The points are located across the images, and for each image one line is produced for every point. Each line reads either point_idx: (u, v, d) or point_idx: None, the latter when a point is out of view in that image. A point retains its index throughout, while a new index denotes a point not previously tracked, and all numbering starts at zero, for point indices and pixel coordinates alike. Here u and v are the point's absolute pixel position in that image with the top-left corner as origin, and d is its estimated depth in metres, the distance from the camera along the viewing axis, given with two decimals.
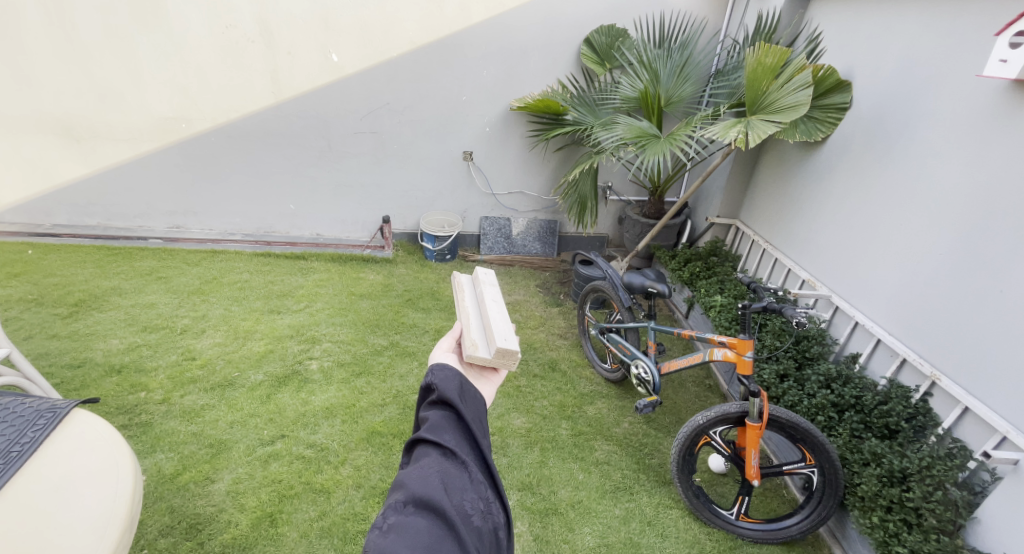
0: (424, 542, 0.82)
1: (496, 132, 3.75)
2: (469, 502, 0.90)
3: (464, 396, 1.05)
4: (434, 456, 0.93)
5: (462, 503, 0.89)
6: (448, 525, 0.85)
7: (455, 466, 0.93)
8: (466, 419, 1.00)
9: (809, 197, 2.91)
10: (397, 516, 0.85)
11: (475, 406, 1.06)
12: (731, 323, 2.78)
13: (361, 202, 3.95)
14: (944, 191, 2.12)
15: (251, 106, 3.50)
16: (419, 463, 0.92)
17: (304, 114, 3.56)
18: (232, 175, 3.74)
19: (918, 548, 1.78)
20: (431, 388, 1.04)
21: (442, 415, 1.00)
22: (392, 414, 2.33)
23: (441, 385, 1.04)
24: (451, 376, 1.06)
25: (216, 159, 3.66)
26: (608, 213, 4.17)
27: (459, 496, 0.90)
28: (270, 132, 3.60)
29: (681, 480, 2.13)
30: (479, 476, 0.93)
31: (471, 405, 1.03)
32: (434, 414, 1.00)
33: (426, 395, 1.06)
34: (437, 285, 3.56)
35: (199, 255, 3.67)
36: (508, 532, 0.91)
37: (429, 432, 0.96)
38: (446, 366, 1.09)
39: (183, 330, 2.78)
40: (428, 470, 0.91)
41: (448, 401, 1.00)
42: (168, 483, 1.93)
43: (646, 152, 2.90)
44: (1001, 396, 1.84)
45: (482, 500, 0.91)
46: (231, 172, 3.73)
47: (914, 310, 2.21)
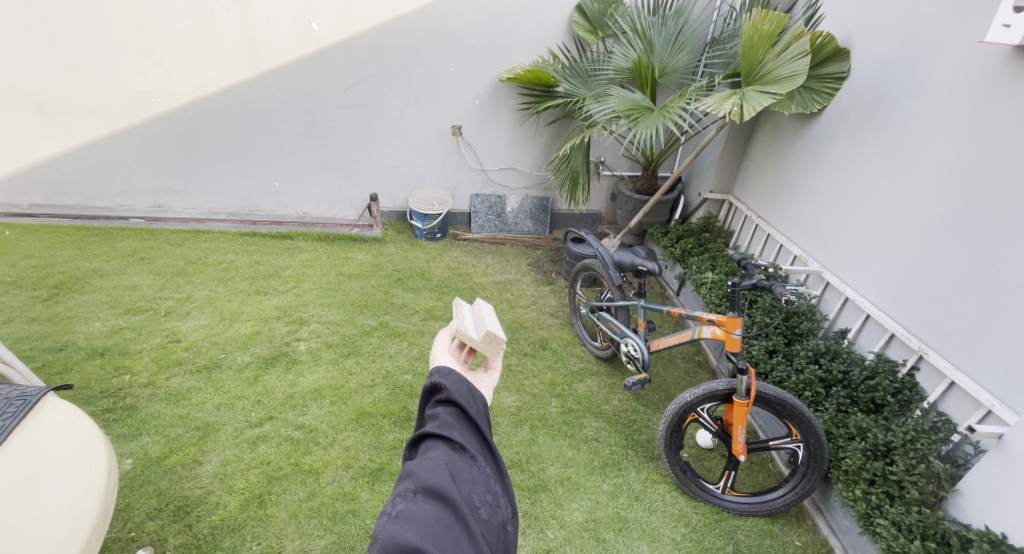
0: (433, 529, 0.83)
1: (486, 105, 3.67)
2: (478, 494, 0.91)
3: (471, 395, 1.05)
4: (443, 449, 0.94)
5: (470, 495, 0.90)
6: (458, 514, 0.86)
7: (464, 460, 0.93)
8: (475, 416, 1.01)
9: (803, 172, 2.88)
10: (406, 503, 0.86)
11: (483, 405, 1.07)
12: (721, 299, 2.79)
13: (348, 180, 3.87)
14: (939, 167, 2.10)
15: (229, 79, 3.39)
16: (430, 456, 0.92)
17: (286, 86, 3.45)
18: (213, 151, 3.65)
19: (900, 519, 1.81)
20: (439, 386, 1.04)
21: (451, 412, 1.00)
22: (382, 394, 2.32)
23: (450, 383, 1.05)
24: (459, 376, 1.06)
25: (196, 135, 3.57)
26: (601, 188, 4.12)
27: (468, 488, 0.90)
28: (251, 106, 3.50)
29: (668, 456, 2.15)
30: (488, 471, 0.95)
31: (480, 403, 1.03)
32: (443, 411, 1.00)
33: (432, 394, 1.06)
34: (427, 265, 3.53)
35: (184, 235, 3.61)
36: (515, 526, 0.92)
37: (439, 426, 0.97)
38: (453, 369, 1.08)
39: (167, 312, 2.75)
40: (437, 461, 0.91)
41: (457, 399, 1.01)
42: (155, 466, 1.93)
43: (639, 125, 2.84)
44: (988, 370, 1.86)
45: (490, 494, 0.92)
46: (213, 148, 3.64)
47: (907, 286, 2.21)
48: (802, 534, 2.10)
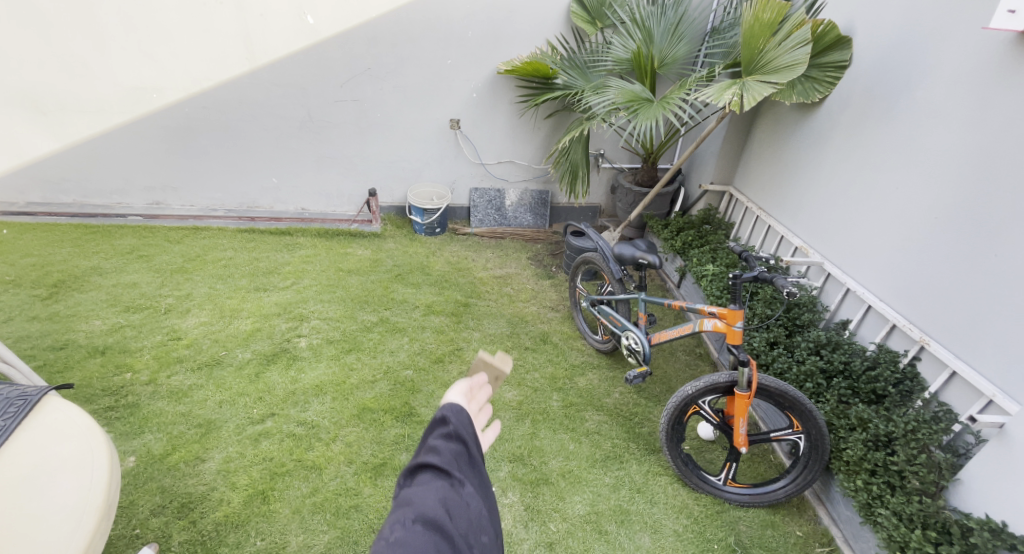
0: None
1: (484, 98, 3.64)
2: (472, 534, 0.93)
3: (471, 433, 1.05)
4: (440, 483, 0.95)
5: (466, 533, 0.92)
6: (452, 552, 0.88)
7: (460, 496, 0.95)
8: (472, 454, 1.02)
9: (803, 163, 2.86)
10: (404, 530, 0.87)
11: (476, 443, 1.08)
12: (722, 292, 2.78)
13: (347, 175, 3.86)
14: (941, 156, 2.09)
15: (224, 74, 3.37)
16: (429, 487, 0.94)
17: (282, 81, 3.43)
18: (210, 147, 3.63)
19: (901, 509, 1.81)
20: (443, 418, 1.03)
21: (452, 448, 1.01)
22: (383, 390, 2.33)
23: (454, 419, 1.03)
24: (466, 416, 1.05)
25: (193, 131, 3.55)
26: (600, 181, 4.10)
27: (463, 527, 0.92)
28: (247, 101, 3.48)
29: (670, 448, 2.16)
30: (482, 509, 0.96)
31: (478, 443, 1.04)
32: (443, 445, 1.01)
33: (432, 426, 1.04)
34: (427, 260, 3.52)
35: (182, 232, 3.60)
36: None
37: (440, 461, 0.98)
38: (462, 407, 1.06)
39: (167, 309, 2.75)
40: (434, 494, 0.93)
41: (460, 435, 1.01)
42: (158, 464, 1.93)
43: (638, 117, 2.83)
44: (990, 359, 1.86)
45: (481, 534, 0.94)
46: (210, 144, 3.62)
47: (908, 276, 2.21)
48: (803, 524, 2.11)
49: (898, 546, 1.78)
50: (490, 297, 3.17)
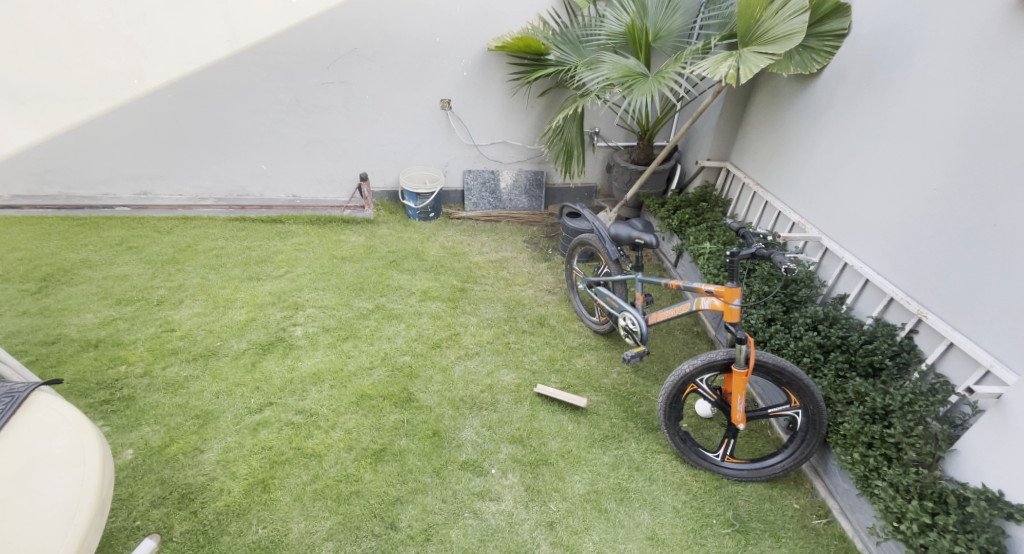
0: None
1: (475, 77, 3.57)
2: None
3: None
4: None
5: None
6: None
7: None
8: None
9: (800, 137, 2.84)
10: None
11: None
12: (719, 270, 2.78)
13: (338, 160, 3.80)
14: (941, 126, 2.06)
15: (207, 58, 3.29)
16: None
17: (266, 63, 3.35)
18: (197, 134, 3.56)
19: (897, 480, 1.84)
20: None
21: None
22: (381, 376, 2.33)
23: None
24: None
25: (178, 118, 3.48)
26: (596, 161, 4.06)
27: None
28: (232, 85, 3.41)
29: (668, 426, 2.17)
30: None
31: None
32: None
33: None
34: (422, 245, 3.49)
35: (172, 222, 3.55)
36: None
37: None
38: None
39: (160, 301, 2.72)
40: None
41: None
42: (156, 455, 1.93)
43: (633, 92, 2.78)
44: (985, 330, 1.88)
45: None
46: (196, 131, 3.55)
47: (906, 249, 2.21)
48: (800, 497, 2.13)
49: (895, 516, 1.80)
50: (486, 281, 3.15)
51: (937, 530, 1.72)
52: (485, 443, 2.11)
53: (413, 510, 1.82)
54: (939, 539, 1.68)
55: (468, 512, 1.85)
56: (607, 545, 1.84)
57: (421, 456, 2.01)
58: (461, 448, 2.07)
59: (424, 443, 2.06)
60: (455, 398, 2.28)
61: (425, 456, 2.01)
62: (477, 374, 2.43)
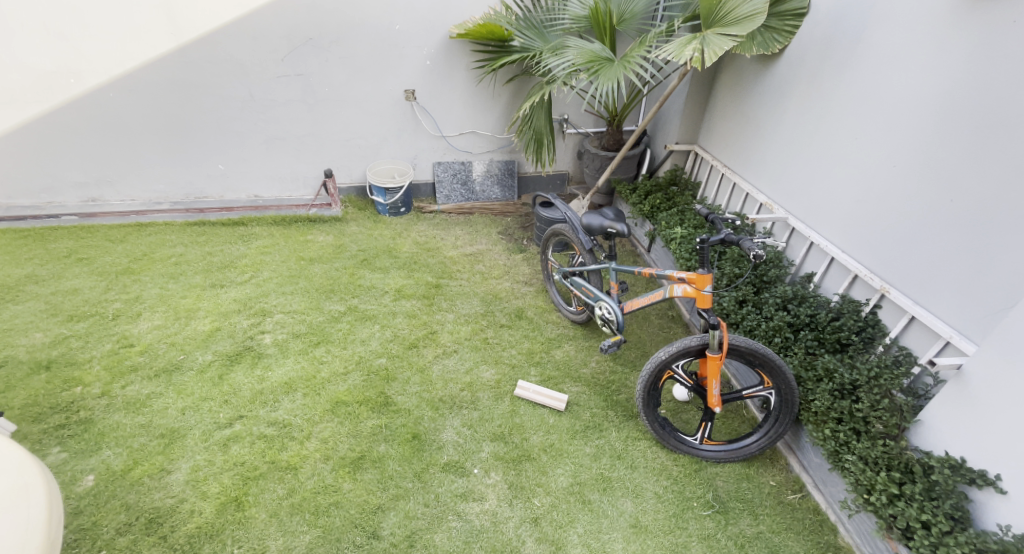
0: None
1: (438, 65, 3.47)
2: None
3: None
4: None
5: None
6: None
7: None
8: None
9: (764, 117, 2.86)
10: None
11: None
12: (691, 254, 2.80)
13: (299, 156, 3.66)
14: (900, 103, 2.09)
15: (149, 53, 3.10)
16: None
17: (214, 57, 3.19)
18: (144, 134, 3.38)
19: (866, 453, 1.89)
20: None
21: None
22: (356, 381, 2.28)
23: None
24: None
25: (123, 118, 3.30)
26: (566, 147, 4.02)
27: None
28: (179, 81, 3.23)
29: (647, 413, 2.18)
30: None
31: None
32: None
33: None
34: (393, 242, 3.41)
35: (124, 230, 3.37)
36: None
37: None
38: None
39: (116, 315, 2.59)
40: None
41: None
42: (120, 480, 1.84)
43: (599, 78, 2.74)
44: (945, 302, 1.94)
45: None
46: (143, 132, 3.37)
47: (868, 225, 2.25)
48: (776, 474, 2.18)
49: (865, 489, 1.84)
50: (461, 276, 3.10)
51: (904, 500, 1.76)
52: (466, 442, 2.09)
53: (394, 517, 1.79)
54: (906, 508, 1.72)
55: (452, 515, 1.83)
56: (591, 536, 1.85)
57: (400, 461, 1.97)
58: (442, 449, 2.04)
59: (404, 447, 2.02)
60: (434, 399, 2.24)
61: (405, 461, 1.98)
62: (456, 373, 2.39)
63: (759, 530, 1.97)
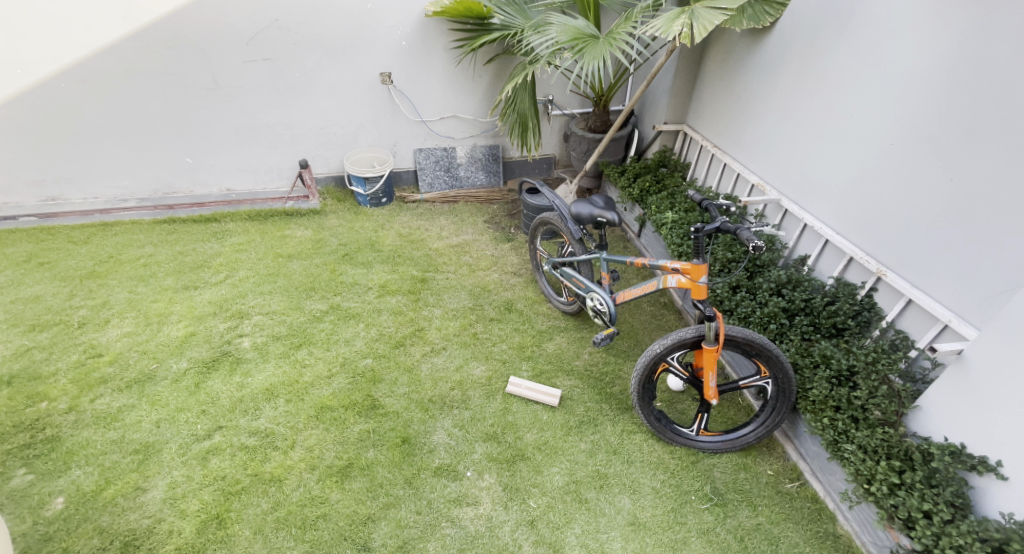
0: None
1: (415, 46, 3.30)
2: None
3: None
4: None
5: None
6: None
7: None
8: None
9: (755, 95, 2.76)
10: None
11: None
12: (683, 239, 2.73)
13: (272, 147, 3.50)
14: (898, 78, 2.00)
15: (101, 39, 2.93)
16: None
17: (173, 41, 3.01)
18: (102, 127, 3.21)
19: (866, 442, 1.85)
20: None
21: None
22: (341, 385, 2.20)
23: None
24: None
25: (78, 111, 3.12)
26: (552, 130, 3.90)
27: None
28: (136, 69, 3.06)
29: (642, 407, 2.12)
30: None
31: None
32: None
33: None
34: (375, 234, 3.30)
35: (88, 230, 3.21)
36: None
37: None
38: None
39: (82, 323, 2.47)
40: None
41: None
42: (92, 501, 1.76)
43: (584, 57, 2.61)
44: (942, 285, 1.88)
45: None
46: (100, 125, 3.20)
47: (863, 206, 2.19)
48: (773, 463, 2.15)
49: (865, 479, 1.81)
50: (448, 269, 3.01)
51: (905, 489, 1.73)
52: (458, 444, 2.02)
53: (386, 527, 1.74)
54: (907, 498, 1.69)
55: (445, 521, 1.78)
56: (589, 537, 1.81)
57: (390, 468, 1.91)
58: (433, 453, 1.98)
59: (393, 453, 1.96)
60: (423, 400, 2.18)
61: (395, 467, 1.91)
62: (446, 371, 2.32)
63: (758, 521, 1.94)
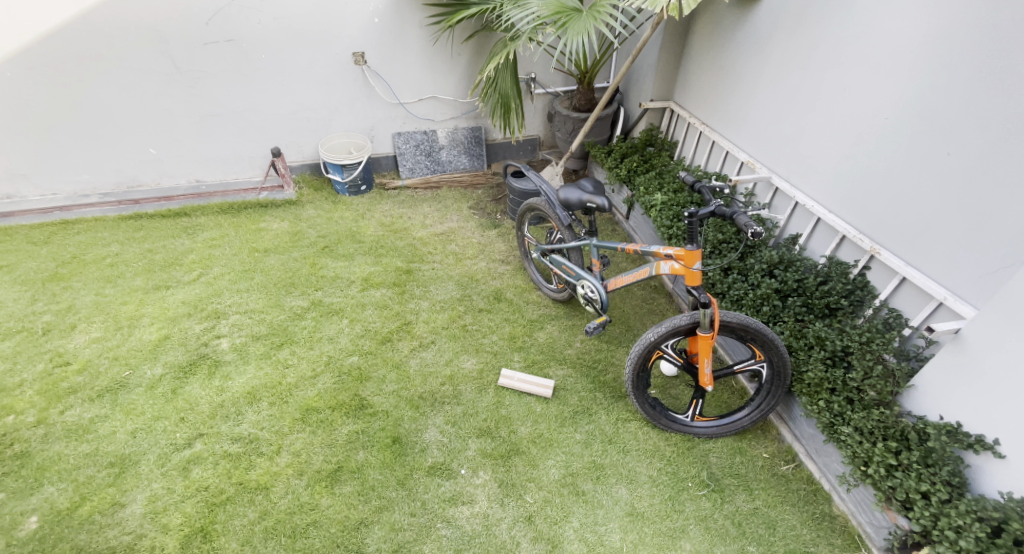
0: None
1: (388, 23, 3.15)
2: None
3: None
4: None
5: None
6: None
7: None
8: None
9: (745, 69, 2.68)
10: None
11: None
12: (672, 221, 2.67)
13: (242, 135, 3.34)
14: (894, 48, 1.93)
15: (47, 23, 2.74)
16: None
17: (126, 24, 2.83)
18: (55, 119, 3.03)
19: (862, 424, 1.83)
20: None
21: None
22: (327, 385, 2.16)
23: None
24: None
25: (28, 102, 2.94)
26: (535, 109, 3.77)
27: None
28: (88, 55, 2.87)
29: (636, 395, 2.08)
30: None
31: None
32: None
33: None
34: (356, 224, 3.19)
35: (48, 230, 3.06)
36: None
37: None
38: None
39: (46, 330, 2.38)
40: None
41: None
42: (67, 520, 1.71)
43: (566, 32, 2.49)
44: (938, 263, 1.84)
45: None
46: (53, 116, 3.02)
47: (856, 184, 2.13)
48: (768, 445, 2.13)
49: (862, 461, 1.79)
50: (434, 259, 2.92)
51: (902, 470, 1.72)
52: (451, 441, 1.99)
53: (379, 531, 1.71)
54: (905, 479, 1.68)
55: (441, 522, 1.75)
56: (587, 530, 1.78)
57: (381, 469, 1.88)
58: (425, 452, 1.95)
59: (384, 453, 1.93)
60: (413, 397, 2.14)
61: (386, 468, 1.89)
62: (435, 366, 2.27)
63: (755, 505, 1.92)
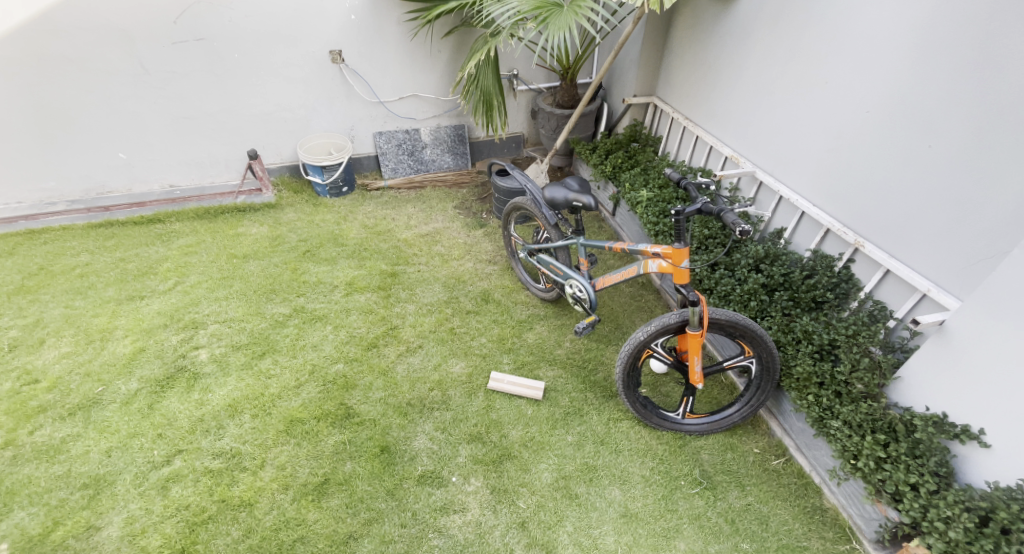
0: None
1: (365, 20, 3.07)
2: None
3: None
4: None
5: None
6: None
7: None
8: None
9: (728, 62, 2.66)
10: None
11: None
12: (659, 217, 2.65)
13: (216, 137, 3.25)
14: (874, 41, 1.93)
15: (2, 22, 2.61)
16: None
17: (88, 23, 2.72)
18: (15, 123, 2.89)
19: (850, 418, 1.81)
20: None
21: None
22: (312, 394, 2.11)
23: None
24: None
25: None
26: (518, 106, 3.73)
27: None
28: (48, 55, 2.75)
29: (628, 395, 2.06)
30: None
31: None
32: None
33: None
34: (338, 227, 3.13)
35: (13, 240, 2.93)
36: None
37: None
38: None
39: (13, 346, 2.28)
40: None
41: None
42: (40, 546, 1.64)
43: (548, 27, 2.44)
44: (922, 254, 1.85)
45: None
46: (13, 119, 2.88)
47: (839, 176, 2.13)
48: (759, 440, 2.13)
49: (852, 455, 1.78)
50: (419, 261, 2.87)
51: (891, 462, 1.70)
52: (442, 449, 1.95)
53: (370, 544, 1.67)
54: (894, 472, 1.67)
55: (432, 532, 1.72)
56: (582, 534, 1.76)
57: (369, 480, 1.84)
58: (416, 460, 1.91)
59: (373, 463, 1.89)
60: (401, 404, 2.09)
61: (375, 478, 1.85)
62: (424, 371, 2.23)
63: (747, 501, 1.91)
